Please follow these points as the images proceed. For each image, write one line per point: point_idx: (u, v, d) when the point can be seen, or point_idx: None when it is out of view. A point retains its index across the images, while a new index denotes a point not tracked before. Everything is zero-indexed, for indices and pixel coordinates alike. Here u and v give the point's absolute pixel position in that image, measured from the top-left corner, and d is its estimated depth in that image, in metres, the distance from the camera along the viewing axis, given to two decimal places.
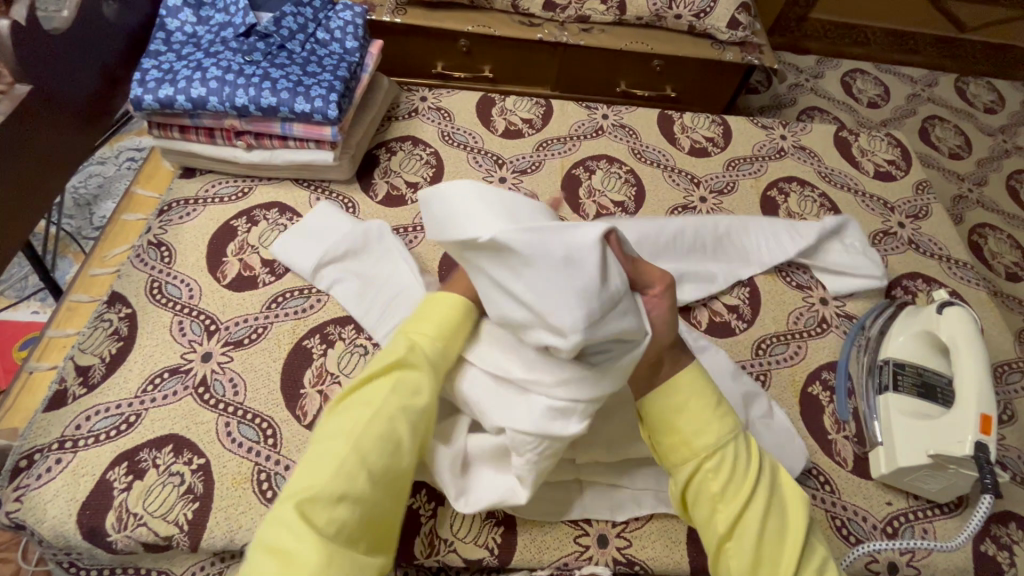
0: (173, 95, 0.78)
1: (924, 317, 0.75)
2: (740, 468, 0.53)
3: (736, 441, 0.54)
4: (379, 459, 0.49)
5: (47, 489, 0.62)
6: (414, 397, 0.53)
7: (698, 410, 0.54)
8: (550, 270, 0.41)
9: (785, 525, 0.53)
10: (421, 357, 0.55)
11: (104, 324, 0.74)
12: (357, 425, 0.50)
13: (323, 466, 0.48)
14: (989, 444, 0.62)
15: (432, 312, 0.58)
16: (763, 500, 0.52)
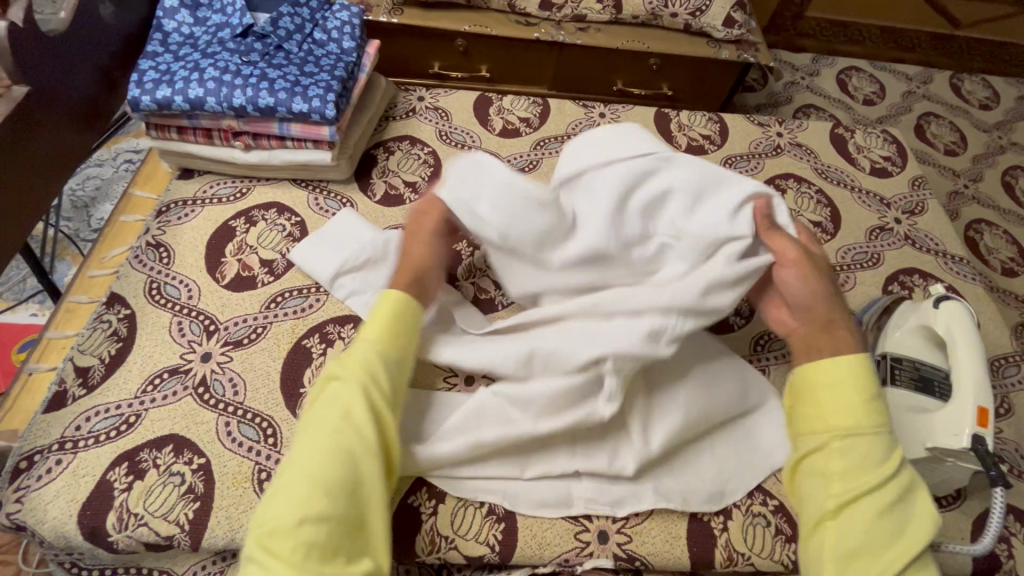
0: (171, 95, 0.78)
1: (921, 311, 0.74)
2: (869, 455, 0.57)
3: (876, 434, 0.59)
4: (338, 472, 0.53)
5: (48, 490, 0.62)
6: (352, 406, 0.57)
7: (844, 397, 0.61)
8: (705, 210, 0.69)
9: (902, 526, 0.55)
10: (353, 365, 0.59)
11: (103, 325, 0.74)
12: (313, 455, 0.53)
13: (286, 501, 0.50)
14: (986, 437, 0.62)
15: (370, 322, 0.64)
16: (889, 490, 0.56)
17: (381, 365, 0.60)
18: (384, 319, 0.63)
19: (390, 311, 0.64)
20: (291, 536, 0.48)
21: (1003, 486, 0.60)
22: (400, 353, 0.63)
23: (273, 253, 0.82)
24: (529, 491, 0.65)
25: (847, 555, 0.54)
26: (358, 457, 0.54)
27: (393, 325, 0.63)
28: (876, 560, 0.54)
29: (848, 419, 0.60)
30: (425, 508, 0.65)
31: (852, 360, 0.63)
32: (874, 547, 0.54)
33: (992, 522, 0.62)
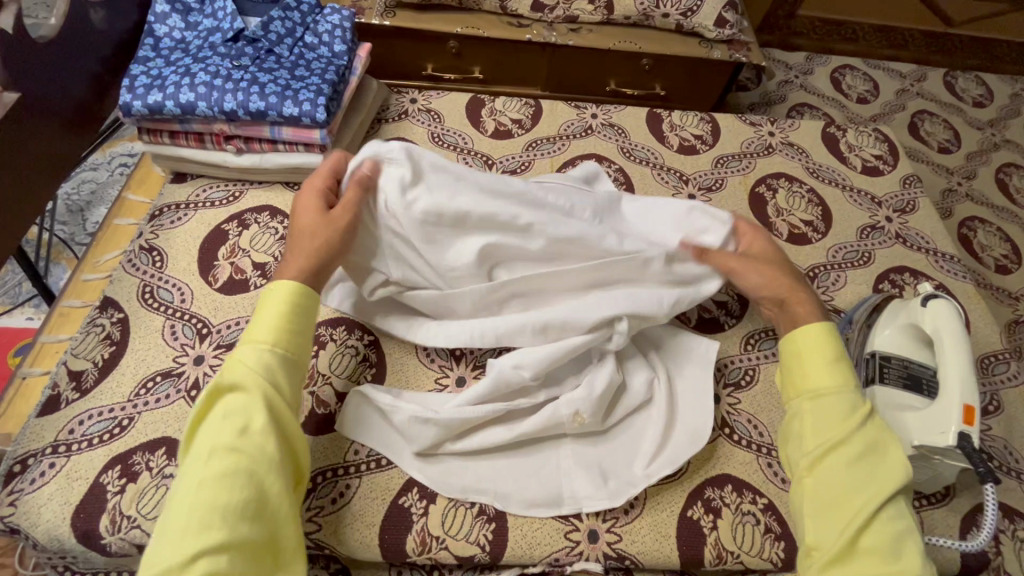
0: (162, 100, 0.78)
1: (910, 309, 0.75)
2: (836, 412, 0.61)
3: (842, 392, 0.62)
4: (234, 495, 0.50)
5: (42, 493, 0.63)
6: (250, 417, 0.55)
7: (816, 359, 0.65)
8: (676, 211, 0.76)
9: (872, 477, 0.57)
10: (246, 373, 0.57)
11: (96, 329, 0.75)
12: (205, 480, 0.50)
13: (177, 529, 0.48)
14: (972, 434, 0.62)
15: (258, 323, 0.61)
16: (858, 443, 0.59)
17: (280, 371, 0.59)
18: (277, 317, 0.61)
19: (285, 307, 0.62)
20: (184, 572, 0.46)
21: (992, 482, 0.60)
22: (296, 354, 0.61)
23: (265, 256, 0.82)
24: (519, 490, 0.66)
25: (824, 507, 0.57)
26: (256, 473, 0.52)
27: (288, 322, 0.61)
28: (850, 511, 0.55)
29: (818, 381, 0.63)
30: (416, 509, 0.65)
31: (815, 326, 0.67)
32: (844, 498, 0.56)
33: (987, 518, 0.60)
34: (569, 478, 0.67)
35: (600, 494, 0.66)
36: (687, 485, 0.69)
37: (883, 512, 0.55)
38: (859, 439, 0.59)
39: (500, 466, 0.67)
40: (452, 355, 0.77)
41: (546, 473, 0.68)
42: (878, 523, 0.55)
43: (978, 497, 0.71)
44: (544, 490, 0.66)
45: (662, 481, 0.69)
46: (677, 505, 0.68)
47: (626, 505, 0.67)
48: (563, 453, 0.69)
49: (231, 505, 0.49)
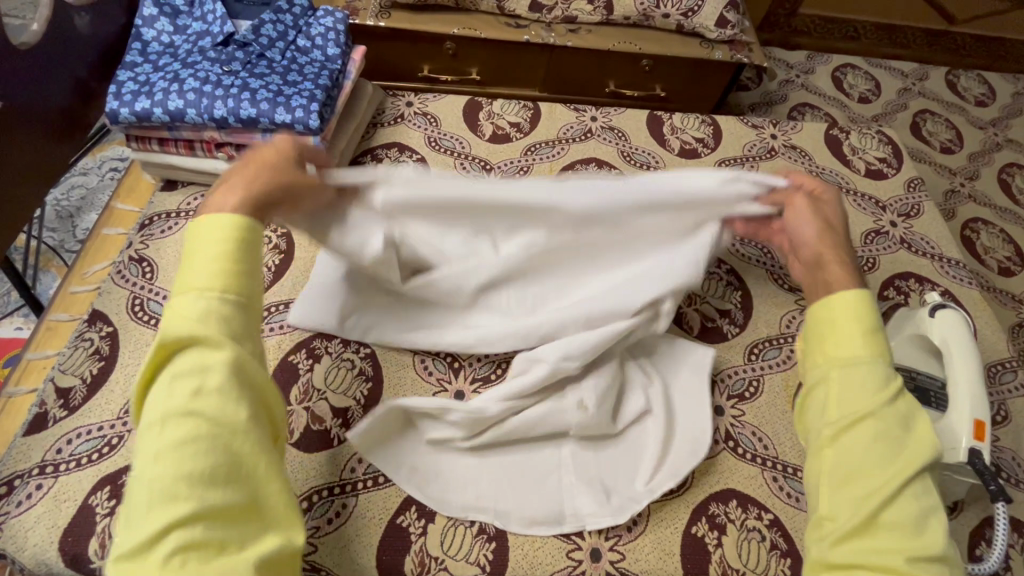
0: (150, 107, 0.76)
1: (917, 319, 0.73)
2: (869, 382, 0.54)
3: (869, 364, 0.55)
4: (197, 463, 0.43)
5: (28, 516, 0.61)
6: (201, 371, 0.46)
7: (847, 329, 0.57)
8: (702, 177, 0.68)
9: (898, 453, 0.51)
10: (190, 324, 0.47)
11: (84, 343, 0.73)
12: (159, 450, 0.43)
13: (138, 507, 0.41)
14: (983, 450, 0.62)
15: (196, 263, 0.51)
16: (886, 415, 0.52)
17: (225, 313, 0.49)
18: (216, 256, 0.51)
19: (225, 245, 0.51)
20: (152, 548, 0.40)
21: (1003, 501, 0.59)
22: (241, 289, 0.51)
23: None
24: (520, 505, 0.65)
25: (843, 482, 0.51)
26: (218, 430, 0.45)
27: (229, 261, 0.51)
28: (869, 487, 0.49)
29: (847, 350, 0.56)
30: (414, 529, 0.64)
31: (852, 293, 0.59)
32: (869, 471, 0.50)
33: (998, 541, 0.60)
34: (571, 494, 0.66)
35: (602, 509, 0.65)
36: (691, 501, 0.68)
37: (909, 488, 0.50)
38: (891, 411, 0.53)
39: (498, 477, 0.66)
40: (449, 368, 0.75)
41: (547, 487, 0.66)
42: (903, 499, 0.49)
43: (986, 510, 0.69)
44: (543, 504, 0.65)
45: (666, 497, 0.68)
46: (681, 521, 0.67)
47: (629, 522, 0.66)
48: (564, 468, 0.68)
49: (195, 470, 0.42)
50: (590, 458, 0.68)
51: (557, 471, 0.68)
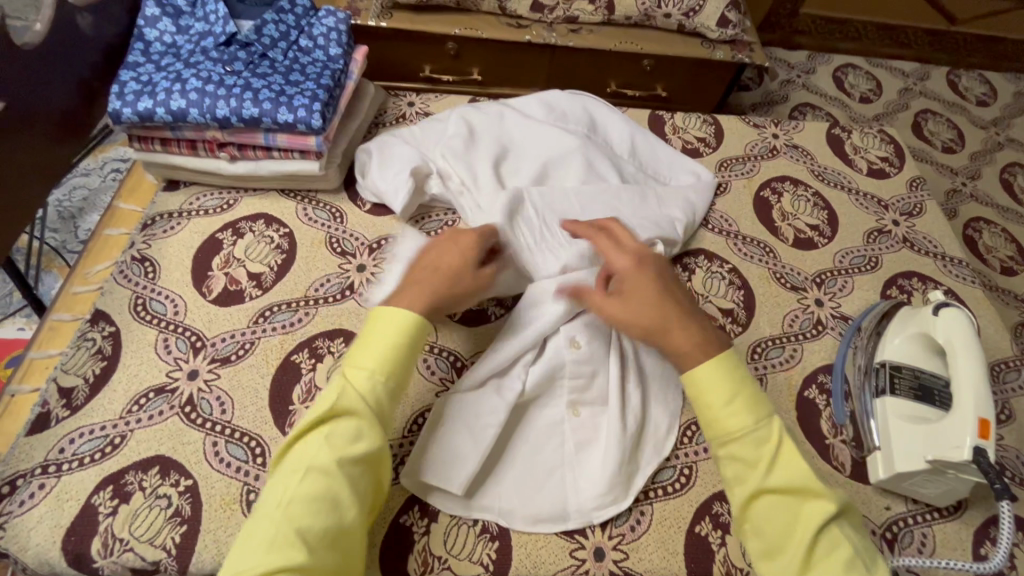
0: (153, 107, 0.76)
1: (920, 318, 0.74)
2: (751, 452, 0.58)
3: (748, 432, 0.59)
4: (317, 522, 0.51)
5: (31, 515, 0.61)
6: (346, 446, 0.55)
7: (714, 398, 0.60)
8: (633, 154, 0.94)
9: (794, 519, 0.55)
10: (359, 401, 0.57)
11: (87, 343, 0.73)
12: (296, 495, 0.52)
13: (255, 553, 0.49)
14: (987, 449, 0.61)
15: (375, 336, 0.61)
16: (778, 483, 0.57)
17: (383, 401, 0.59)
18: (389, 346, 0.60)
19: (397, 339, 0.61)
20: None
21: (1008, 499, 0.59)
22: (402, 378, 0.61)
23: (260, 267, 0.80)
24: (525, 500, 0.65)
25: (767, 551, 0.56)
26: (341, 502, 0.53)
27: (398, 356, 0.61)
28: (785, 558, 0.55)
29: (724, 424, 0.59)
30: (418, 527, 0.63)
31: (706, 365, 0.61)
32: (781, 540, 0.55)
33: (1003, 541, 0.59)
34: (574, 491, 0.66)
35: (606, 503, 0.65)
36: (694, 500, 0.68)
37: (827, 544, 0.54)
38: (779, 476, 0.57)
39: (504, 473, 0.67)
40: (452, 367, 0.75)
41: (550, 482, 0.67)
42: (826, 559, 0.54)
43: (992, 509, 0.69)
44: (547, 500, 0.65)
45: (669, 495, 0.68)
46: (685, 520, 0.66)
47: (632, 522, 0.66)
48: (567, 464, 0.68)
49: (314, 541, 0.51)
50: (592, 453, 0.68)
51: (561, 468, 0.68)
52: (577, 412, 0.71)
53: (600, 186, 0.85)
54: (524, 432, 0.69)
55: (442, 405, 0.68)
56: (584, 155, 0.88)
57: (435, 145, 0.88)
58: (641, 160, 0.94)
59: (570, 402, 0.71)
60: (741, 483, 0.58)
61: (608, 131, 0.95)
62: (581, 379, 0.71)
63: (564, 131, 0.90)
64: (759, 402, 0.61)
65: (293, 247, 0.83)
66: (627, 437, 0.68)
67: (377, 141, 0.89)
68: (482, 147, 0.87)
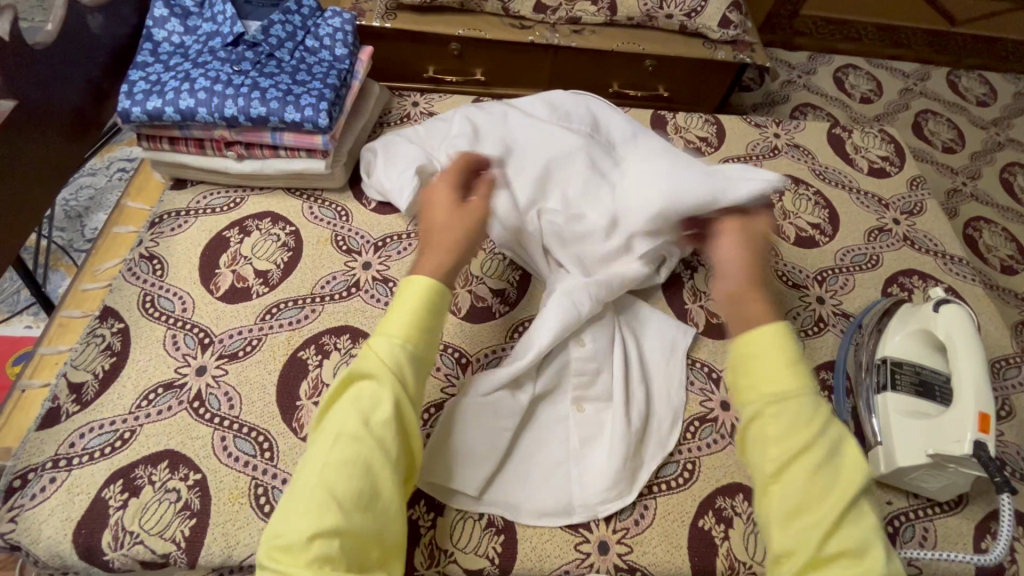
0: (162, 106, 0.77)
1: (921, 314, 0.75)
2: (799, 414, 0.56)
3: (799, 396, 0.56)
4: (351, 487, 0.52)
5: (42, 508, 0.62)
6: (375, 412, 0.55)
7: (774, 358, 0.58)
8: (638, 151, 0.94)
9: (836, 482, 0.53)
10: (383, 367, 0.57)
11: (96, 339, 0.74)
12: (330, 461, 0.53)
13: (298, 516, 0.50)
14: (988, 442, 0.62)
15: (402, 302, 0.61)
16: (820, 450, 0.54)
17: (410, 366, 0.59)
18: (413, 311, 0.60)
19: (420, 303, 0.61)
20: (303, 549, 0.48)
21: (1008, 492, 0.60)
22: (427, 342, 0.61)
23: (267, 264, 0.81)
24: (530, 495, 0.66)
25: (791, 515, 0.53)
26: (373, 467, 0.53)
27: (421, 320, 0.60)
28: (816, 520, 0.51)
29: (777, 385, 0.57)
30: (424, 521, 0.64)
31: (770, 328, 0.60)
32: (812, 504, 0.52)
33: (1003, 533, 0.60)
34: (579, 485, 0.67)
35: (611, 498, 0.66)
36: (697, 495, 0.68)
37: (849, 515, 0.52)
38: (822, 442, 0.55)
39: (511, 470, 0.67)
40: (458, 364, 0.76)
41: (556, 477, 0.67)
42: (846, 529, 0.51)
43: (992, 503, 0.70)
44: (553, 496, 0.66)
45: (672, 490, 0.69)
46: (688, 515, 0.67)
47: (636, 516, 0.66)
48: (572, 460, 0.69)
49: (350, 505, 0.51)
50: (597, 448, 0.69)
51: (567, 464, 0.68)
52: (582, 408, 0.71)
53: (604, 186, 0.86)
54: (530, 429, 0.70)
55: (450, 406, 0.68)
56: (588, 153, 0.88)
57: (440, 144, 0.89)
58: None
59: (575, 399, 0.72)
60: (781, 445, 0.55)
61: (611, 130, 0.95)
62: (587, 376, 0.71)
63: (567, 130, 0.91)
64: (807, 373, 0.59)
65: (300, 245, 0.83)
66: (632, 432, 0.68)
67: (382, 141, 0.90)
68: (486, 147, 0.87)
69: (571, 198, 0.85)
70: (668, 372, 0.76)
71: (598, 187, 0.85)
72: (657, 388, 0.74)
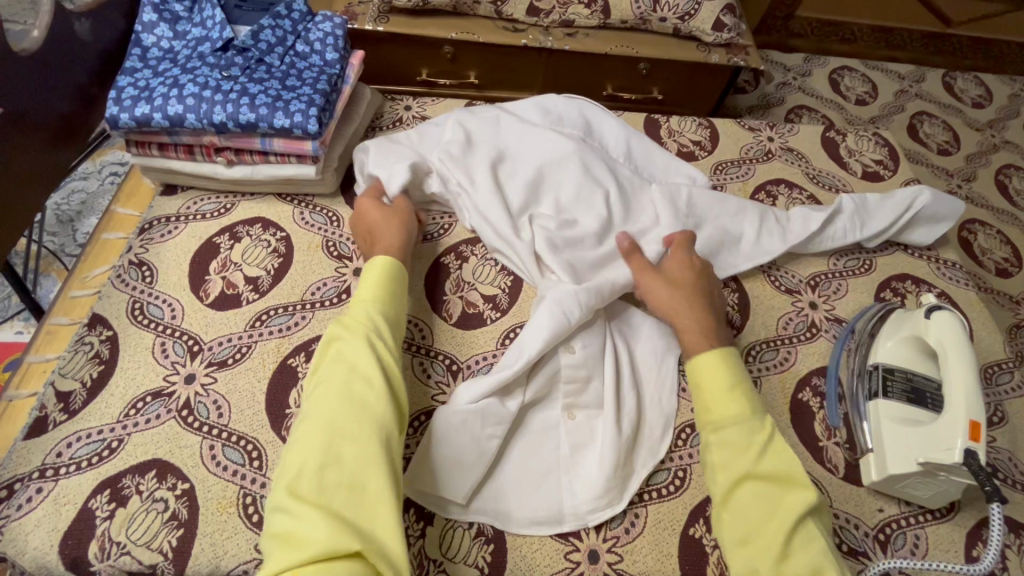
0: (150, 113, 0.77)
1: (913, 321, 0.74)
2: (740, 440, 0.62)
3: (740, 423, 0.63)
4: (350, 421, 0.57)
5: (29, 519, 0.61)
6: (359, 359, 0.61)
7: (716, 390, 0.66)
8: (630, 153, 0.94)
9: (777, 505, 0.58)
10: (359, 323, 0.65)
11: (84, 348, 0.73)
12: (325, 406, 0.58)
13: (306, 456, 0.54)
14: (978, 451, 0.62)
15: (365, 278, 0.70)
16: (759, 473, 0.60)
17: (383, 321, 0.66)
18: (378, 281, 0.70)
19: (383, 274, 0.70)
20: (316, 476, 0.53)
21: (998, 501, 0.59)
22: (393, 307, 0.69)
23: (257, 270, 0.81)
24: (521, 503, 0.65)
25: (743, 539, 0.58)
26: (367, 403, 0.59)
27: (387, 287, 0.70)
28: (760, 545, 0.57)
29: (720, 411, 0.65)
30: (414, 531, 0.64)
31: (706, 356, 0.69)
32: (758, 528, 0.58)
33: (993, 540, 0.60)
34: (570, 493, 0.66)
35: (601, 506, 0.66)
36: (688, 503, 0.68)
37: (798, 536, 0.57)
38: (766, 466, 0.61)
39: (503, 479, 0.67)
40: (448, 371, 0.75)
41: (546, 486, 0.67)
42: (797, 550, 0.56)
43: (983, 511, 0.70)
44: (543, 503, 0.66)
45: (663, 497, 0.68)
46: (679, 522, 0.67)
47: (626, 524, 0.66)
48: (563, 467, 0.68)
49: (353, 437, 0.56)
50: (588, 455, 0.69)
51: (558, 472, 0.68)
52: (573, 415, 0.71)
53: (599, 188, 0.86)
54: (521, 437, 0.70)
55: (441, 415, 0.67)
56: (581, 156, 0.87)
57: (433, 148, 0.89)
58: (637, 162, 0.94)
59: (566, 406, 0.72)
60: (726, 471, 0.62)
61: (605, 134, 0.95)
62: (577, 382, 0.71)
63: (560, 134, 0.90)
64: (754, 402, 0.66)
65: (290, 251, 0.83)
66: (623, 439, 0.68)
67: (375, 142, 0.89)
68: (479, 152, 0.87)
69: (564, 203, 0.85)
70: (660, 376, 0.76)
71: (592, 191, 0.85)
72: (648, 395, 0.74)
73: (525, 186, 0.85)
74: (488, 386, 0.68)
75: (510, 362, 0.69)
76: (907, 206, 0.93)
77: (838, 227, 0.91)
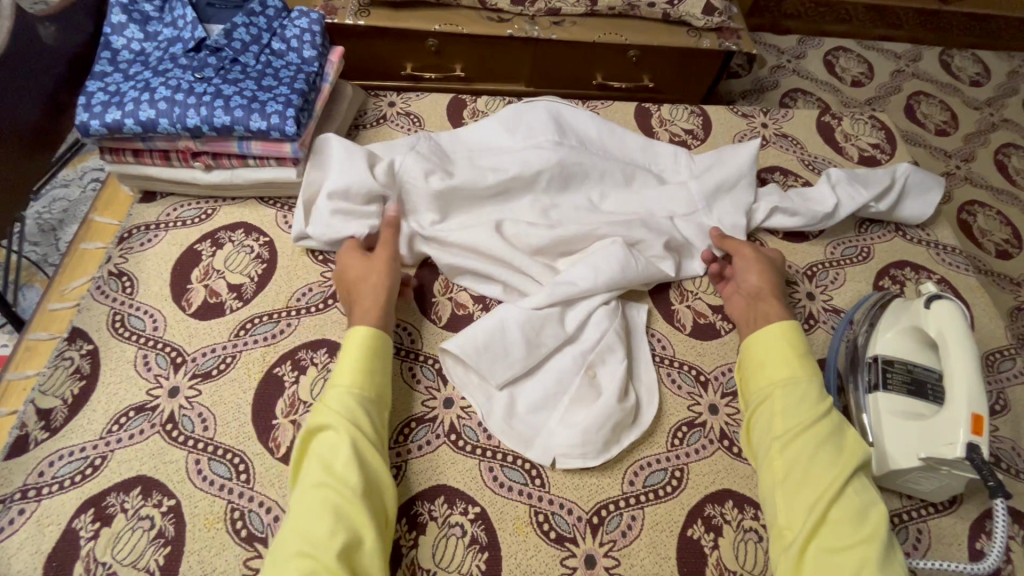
0: (121, 119, 0.74)
1: (912, 310, 0.73)
2: (804, 398, 0.66)
3: (804, 382, 0.67)
4: (324, 530, 0.55)
5: (11, 541, 0.60)
6: (336, 456, 0.60)
7: (784, 353, 0.70)
8: (633, 137, 0.93)
9: (838, 456, 0.62)
10: (336, 416, 0.62)
11: (65, 362, 0.71)
12: (300, 517, 0.56)
13: (283, 569, 0.53)
14: (981, 445, 0.61)
15: (347, 351, 0.67)
16: (823, 428, 0.64)
17: (361, 409, 0.63)
18: (357, 361, 0.66)
19: (361, 350, 0.67)
20: None
21: (1000, 496, 0.59)
22: (377, 388, 0.66)
23: (241, 277, 0.79)
24: (505, 441, 0.69)
25: (798, 484, 0.61)
26: (343, 508, 0.56)
27: (367, 365, 0.66)
28: (817, 491, 0.60)
29: (784, 372, 0.68)
30: (405, 541, 0.62)
31: (782, 324, 0.72)
32: (814, 476, 0.61)
33: (998, 537, 0.61)
34: (551, 439, 0.69)
35: (576, 456, 0.67)
36: (686, 503, 0.67)
37: (850, 485, 0.60)
38: (825, 424, 0.64)
39: (524, 392, 0.72)
40: (439, 375, 0.74)
41: (529, 432, 0.70)
42: (846, 495, 0.59)
43: (987, 502, 0.69)
44: (525, 425, 0.70)
45: (660, 499, 0.67)
46: (677, 524, 0.65)
47: (623, 527, 0.65)
48: (550, 420, 0.70)
49: (328, 547, 0.54)
50: (580, 412, 0.70)
51: (549, 413, 0.71)
52: (594, 374, 0.72)
53: (596, 176, 0.87)
54: (532, 379, 0.73)
55: (507, 309, 0.73)
56: (562, 165, 0.84)
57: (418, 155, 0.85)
58: (630, 145, 0.92)
59: (584, 364, 0.72)
60: (794, 427, 0.64)
61: (578, 132, 0.91)
62: (587, 346, 0.73)
63: (544, 131, 0.88)
64: (814, 370, 0.69)
65: (273, 256, 0.81)
66: (626, 412, 0.69)
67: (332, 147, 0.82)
68: (479, 136, 0.90)
69: (553, 203, 0.86)
70: (636, 370, 0.75)
71: (585, 180, 0.87)
72: (637, 384, 0.74)
73: (501, 207, 0.85)
74: (556, 295, 0.74)
75: (581, 277, 0.76)
76: (892, 180, 0.92)
77: (843, 193, 0.90)
